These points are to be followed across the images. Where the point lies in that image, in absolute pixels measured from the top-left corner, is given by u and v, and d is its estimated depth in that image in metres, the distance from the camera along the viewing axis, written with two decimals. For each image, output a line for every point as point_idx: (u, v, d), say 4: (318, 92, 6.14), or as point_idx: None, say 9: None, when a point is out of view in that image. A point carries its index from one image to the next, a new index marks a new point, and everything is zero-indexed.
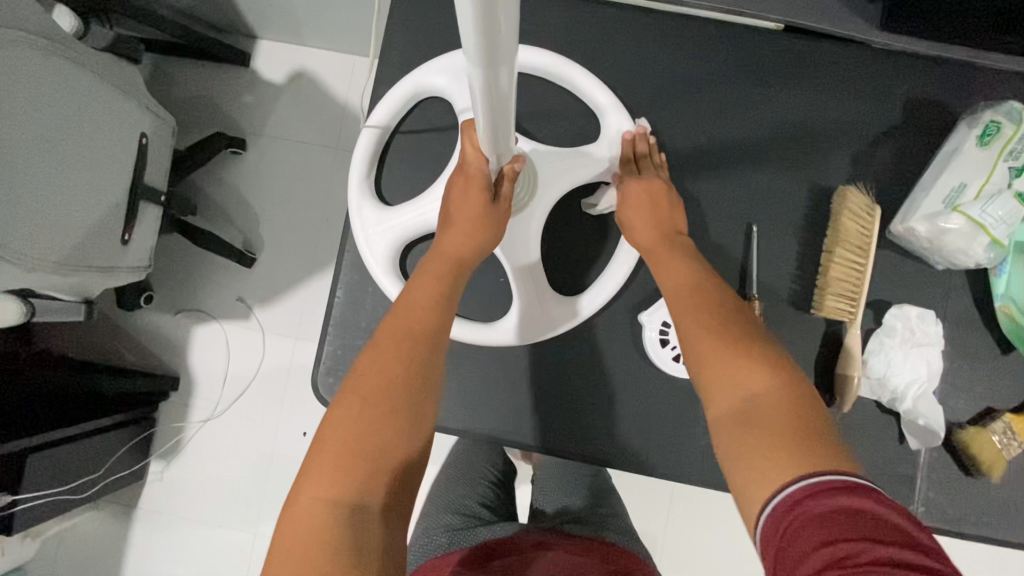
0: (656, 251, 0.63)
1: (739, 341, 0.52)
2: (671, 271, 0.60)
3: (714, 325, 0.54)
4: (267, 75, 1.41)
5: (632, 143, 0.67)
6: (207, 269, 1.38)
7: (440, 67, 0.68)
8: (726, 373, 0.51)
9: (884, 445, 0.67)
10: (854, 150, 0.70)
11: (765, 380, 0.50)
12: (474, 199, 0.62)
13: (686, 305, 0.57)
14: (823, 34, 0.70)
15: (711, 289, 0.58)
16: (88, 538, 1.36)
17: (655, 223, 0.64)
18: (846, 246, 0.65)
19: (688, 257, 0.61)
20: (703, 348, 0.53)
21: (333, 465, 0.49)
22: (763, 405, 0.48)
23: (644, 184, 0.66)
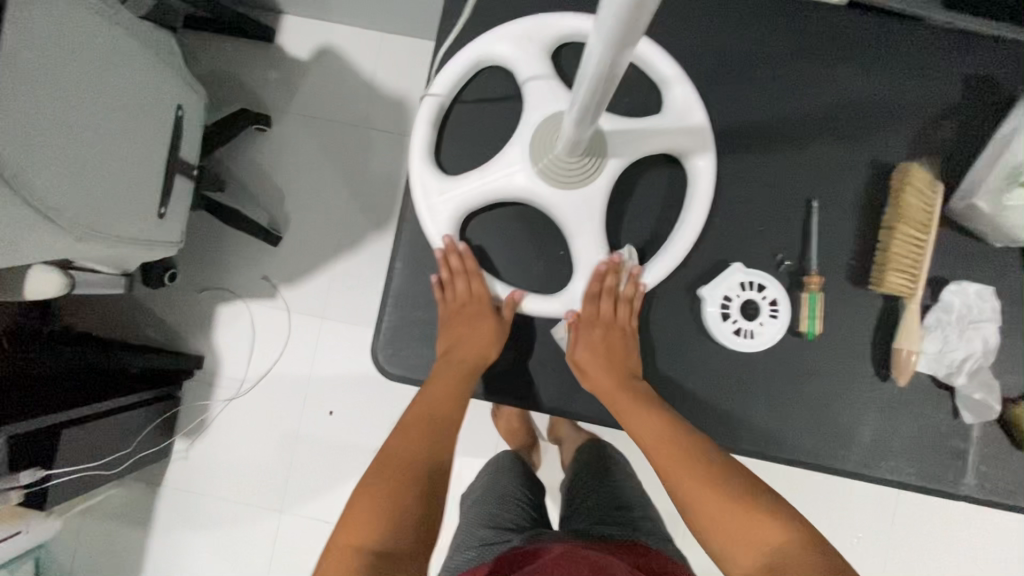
0: (615, 393, 0.66)
1: (742, 498, 0.59)
2: (645, 426, 0.64)
3: (700, 483, 0.61)
4: (292, 51, 1.39)
5: (605, 277, 0.67)
6: (232, 248, 1.37)
7: (503, 34, 0.67)
8: (730, 532, 0.59)
9: (938, 419, 0.69)
10: (915, 128, 0.70)
11: (779, 533, 0.57)
12: (482, 318, 0.67)
13: (672, 465, 0.62)
14: (884, 11, 0.70)
15: (685, 441, 0.63)
16: (112, 516, 1.36)
17: (611, 367, 0.67)
18: (907, 224, 0.66)
19: (650, 403, 0.65)
20: (705, 508, 0.60)
21: (358, 521, 0.55)
22: (779, 558, 0.56)
23: (602, 323, 0.68)
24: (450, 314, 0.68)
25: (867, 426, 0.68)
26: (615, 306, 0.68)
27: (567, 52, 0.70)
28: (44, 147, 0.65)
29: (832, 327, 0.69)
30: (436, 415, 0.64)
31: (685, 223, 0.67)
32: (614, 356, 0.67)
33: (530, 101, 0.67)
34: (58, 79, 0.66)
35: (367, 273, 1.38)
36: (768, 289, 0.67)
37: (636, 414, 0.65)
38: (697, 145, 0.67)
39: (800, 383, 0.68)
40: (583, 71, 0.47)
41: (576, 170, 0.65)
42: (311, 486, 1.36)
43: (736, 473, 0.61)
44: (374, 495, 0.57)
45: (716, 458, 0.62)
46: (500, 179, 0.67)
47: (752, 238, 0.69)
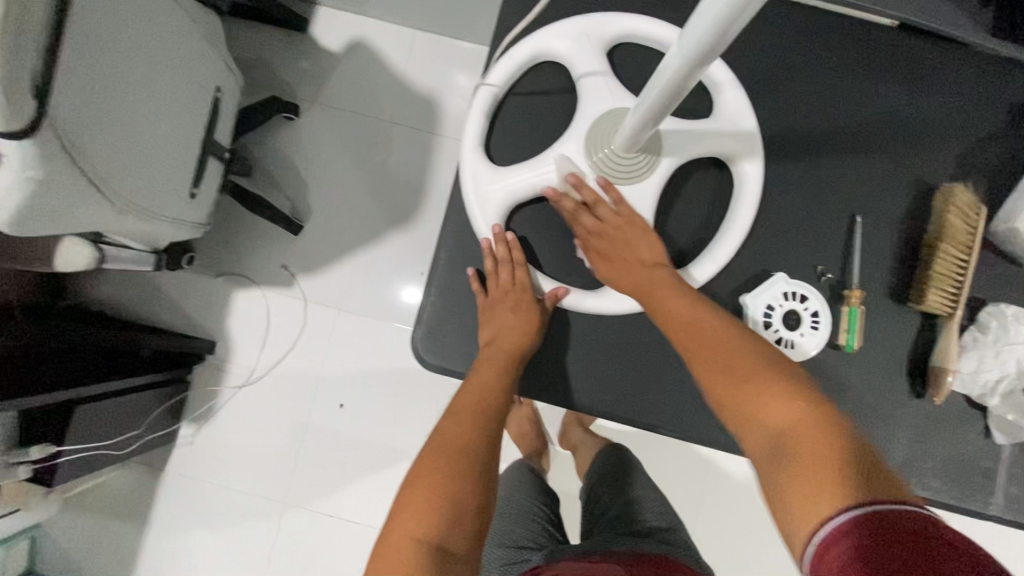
0: (634, 282, 0.64)
1: (753, 372, 0.55)
2: (663, 303, 0.61)
3: (718, 357, 0.57)
4: (324, 42, 1.39)
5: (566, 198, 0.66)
6: (252, 234, 1.37)
7: (562, 31, 0.68)
8: (744, 407, 0.54)
9: (970, 438, 0.69)
10: (958, 150, 0.71)
11: (793, 413, 0.51)
12: (524, 306, 0.67)
13: (682, 337, 0.59)
14: (934, 34, 0.72)
15: (700, 316, 0.59)
16: (112, 498, 1.34)
17: (622, 265, 0.65)
18: (951, 245, 0.66)
19: (674, 284, 0.62)
20: (715, 381, 0.57)
21: (416, 509, 0.54)
22: (790, 435, 0.50)
23: (597, 232, 0.66)
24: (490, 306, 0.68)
25: (901, 442, 0.69)
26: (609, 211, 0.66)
27: (621, 51, 0.71)
28: (101, 117, 0.64)
29: (869, 342, 0.69)
30: (486, 401, 0.63)
31: (731, 227, 0.68)
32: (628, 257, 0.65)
33: (586, 98, 0.67)
34: (120, 52, 0.66)
35: (386, 267, 1.38)
36: (810, 301, 0.68)
37: (648, 295, 0.63)
38: (747, 151, 0.67)
39: (836, 396, 0.69)
40: (654, 81, 0.48)
41: (629, 168, 0.65)
42: (316, 479, 1.34)
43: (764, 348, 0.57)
44: (431, 481, 0.56)
45: (729, 330, 0.58)
46: (552, 173, 0.67)
47: (795, 249, 0.70)
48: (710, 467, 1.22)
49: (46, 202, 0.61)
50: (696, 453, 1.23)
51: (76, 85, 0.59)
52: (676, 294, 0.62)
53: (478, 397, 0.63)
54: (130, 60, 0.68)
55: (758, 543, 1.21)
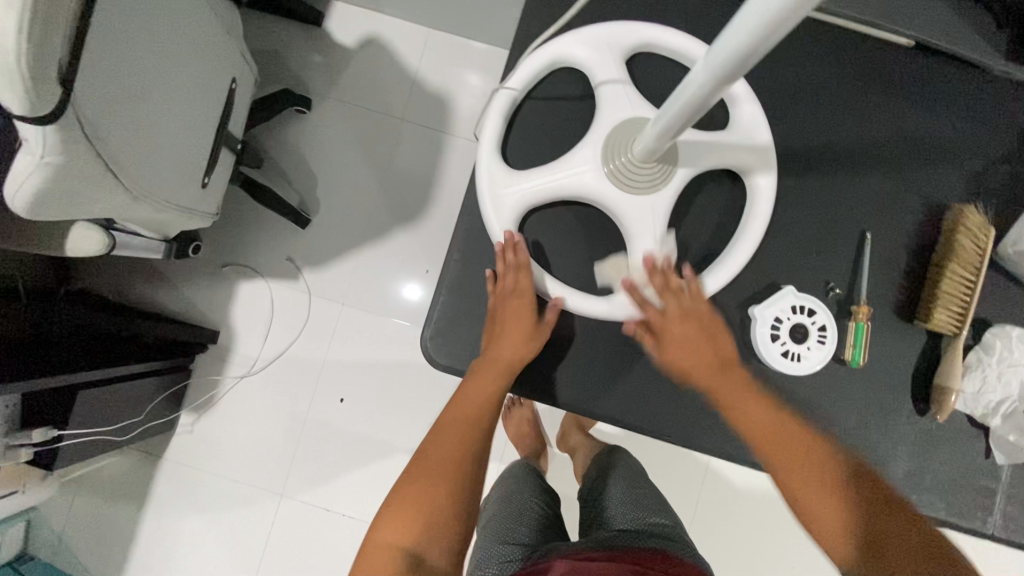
0: (713, 381, 0.64)
1: (835, 483, 0.59)
2: (747, 408, 0.62)
3: (798, 457, 0.60)
4: (338, 36, 1.40)
5: (654, 277, 0.67)
6: (259, 225, 1.37)
7: (583, 38, 0.68)
8: (827, 511, 0.58)
9: (969, 456, 0.70)
10: (969, 171, 0.72)
11: (887, 519, 0.56)
12: (525, 319, 0.66)
13: (764, 440, 0.61)
14: (949, 55, 0.72)
15: (781, 421, 0.62)
16: (109, 484, 1.34)
17: (700, 358, 0.65)
18: (959, 265, 0.66)
19: (750, 387, 0.63)
20: (796, 483, 0.59)
21: (397, 523, 0.59)
22: (880, 538, 0.55)
23: (680, 318, 0.65)
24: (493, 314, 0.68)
25: (901, 458, 0.69)
26: (684, 300, 0.66)
27: (641, 60, 0.71)
28: (120, 105, 0.64)
29: (874, 358, 0.70)
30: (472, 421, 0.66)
31: (742, 240, 0.68)
32: (707, 352, 0.65)
33: (604, 105, 0.67)
34: (142, 42, 0.66)
35: (392, 263, 1.38)
36: (817, 315, 0.68)
37: (730, 399, 0.63)
38: (762, 165, 0.68)
39: (839, 409, 0.70)
40: (678, 95, 0.48)
41: (644, 177, 0.65)
42: (314, 472, 1.35)
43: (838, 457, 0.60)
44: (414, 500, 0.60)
45: (803, 437, 0.61)
46: (568, 179, 0.67)
47: (804, 263, 0.71)
48: (706, 473, 1.23)
49: (64, 188, 0.61)
50: (694, 460, 1.23)
51: (99, 73, 0.59)
52: (759, 402, 0.63)
53: (464, 411, 0.66)
54: (151, 49, 0.68)
55: (750, 551, 1.22)
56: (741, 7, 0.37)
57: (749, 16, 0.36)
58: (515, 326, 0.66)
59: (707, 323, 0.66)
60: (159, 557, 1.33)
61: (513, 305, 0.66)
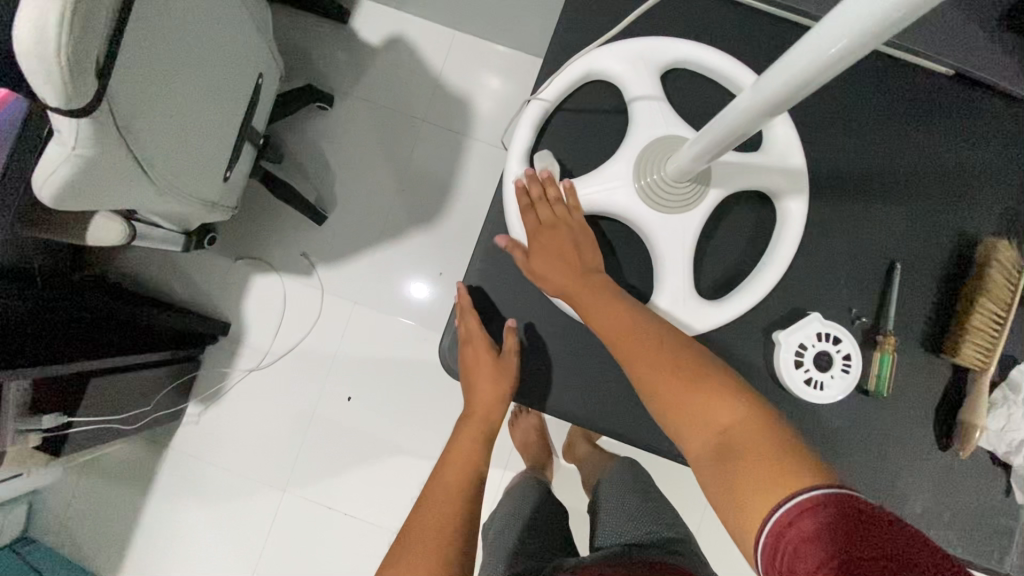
0: (572, 286, 0.63)
1: (691, 373, 0.55)
2: (599, 309, 0.60)
3: (651, 354, 0.57)
4: (364, 35, 1.39)
5: (530, 187, 0.66)
6: (275, 220, 1.37)
7: (619, 52, 0.68)
8: (686, 413, 0.54)
9: (989, 495, 0.69)
10: (1002, 204, 0.71)
11: (733, 412, 0.52)
12: (486, 363, 0.69)
13: (620, 336, 0.59)
14: (987, 87, 0.71)
15: (640, 322, 0.58)
16: (113, 471, 1.34)
17: (564, 265, 0.64)
18: (990, 299, 0.66)
19: (607, 289, 0.62)
20: (659, 391, 0.55)
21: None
22: (732, 433, 0.51)
23: (547, 229, 0.65)
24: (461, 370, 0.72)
25: (921, 493, 0.68)
26: (558, 210, 0.66)
27: (675, 77, 0.71)
28: (152, 99, 0.64)
29: (897, 389, 0.69)
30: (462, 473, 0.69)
31: (770, 264, 0.67)
32: (570, 261, 0.64)
33: (637, 121, 0.67)
34: (177, 37, 0.66)
35: (405, 263, 1.37)
36: (842, 343, 0.67)
37: (583, 295, 0.62)
38: (793, 189, 0.67)
39: (860, 440, 0.68)
40: (718, 122, 0.48)
41: (675, 196, 0.65)
42: (318, 470, 1.34)
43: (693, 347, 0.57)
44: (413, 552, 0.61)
45: (662, 332, 0.58)
46: (597, 194, 0.67)
47: (831, 290, 0.70)
48: None
49: (92, 179, 0.61)
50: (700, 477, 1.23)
51: (134, 66, 0.59)
52: (616, 300, 0.61)
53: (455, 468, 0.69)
54: (185, 42, 0.68)
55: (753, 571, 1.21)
56: (800, 38, 0.37)
57: (804, 48, 0.36)
58: (479, 372, 0.70)
59: (576, 232, 0.65)
60: (159, 547, 1.33)
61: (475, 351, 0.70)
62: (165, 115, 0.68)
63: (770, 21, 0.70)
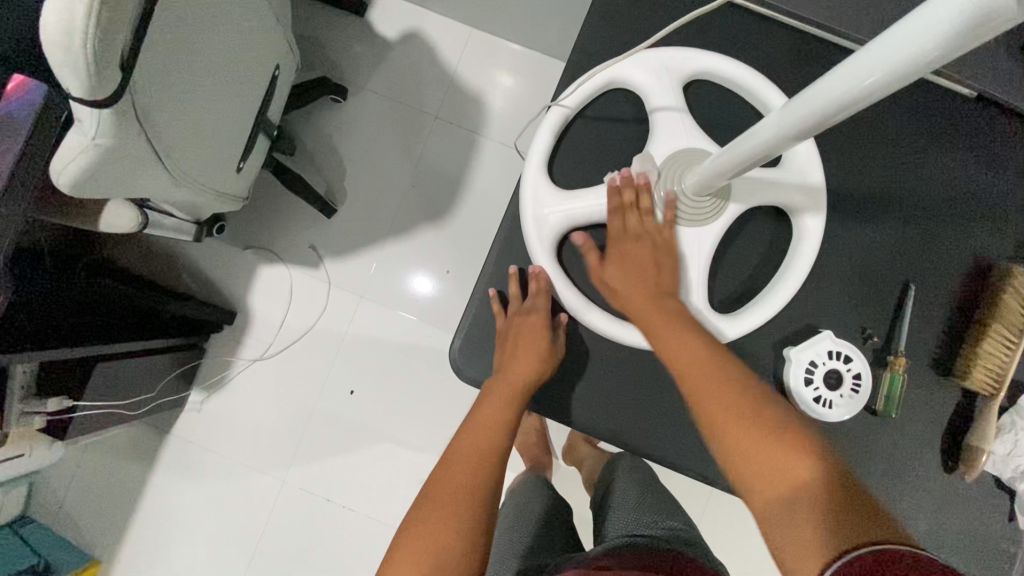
0: (645, 307, 0.62)
1: (762, 418, 0.53)
2: (670, 340, 0.59)
3: (724, 396, 0.55)
4: (381, 28, 1.39)
5: (622, 189, 0.66)
6: (285, 211, 1.37)
7: (642, 62, 0.67)
8: (752, 461, 0.52)
9: (993, 518, 0.69)
10: (1020, 229, 0.71)
11: (806, 468, 0.49)
12: (540, 337, 0.67)
13: (693, 376, 0.57)
14: (1011, 111, 0.71)
15: (720, 363, 0.57)
16: (115, 454, 1.34)
17: (637, 282, 0.64)
18: (1002, 325, 0.65)
19: (684, 323, 0.60)
20: (730, 434, 0.53)
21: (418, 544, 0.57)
22: (796, 489, 0.49)
23: (630, 237, 0.65)
24: (506, 331, 0.69)
25: (924, 513, 0.68)
26: (648, 225, 0.65)
27: (697, 88, 0.70)
28: (171, 92, 0.64)
29: (905, 410, 0.69)
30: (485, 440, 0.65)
31: (785, 280, 0.67)
32: (646, 278, 0.64)
33: (658, 132, 0.67)
34: (199, 30, 0.65)
35: (413, 259, 1.37)
36: (853, 362, 0.66)
37: (660, 325, 0.60)
38: (811, 207, 0.67)
39: (866, 459, 0.69)
40: (744, 141, 0.48)
41: (693, 209, 0.65)
42: (319, 461, 1.35)
43: (767, 398, 0.55)
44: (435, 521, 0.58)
45: (739, 381, 0.56)
46: (614, 204, 0.67)
47: (843, 308, 0.70)
48: (712, 497, 1.22)
49: (109, 171, 0.61)
50: (699, 485, 1.23)
51: (155, 58, 0.59)
52: (694, 330, 0.60)
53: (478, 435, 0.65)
54: (206, 35, 0.67)
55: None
56: (834, 66, 0.37)
57: (838, 77, 0.36)
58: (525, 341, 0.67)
59: (662, 252, 0.65)
60: (158, 532, 1.33)
61: (524, 322, 0.68)
62: (183, 108, 0.68)
63: (795, 36, 0.70)
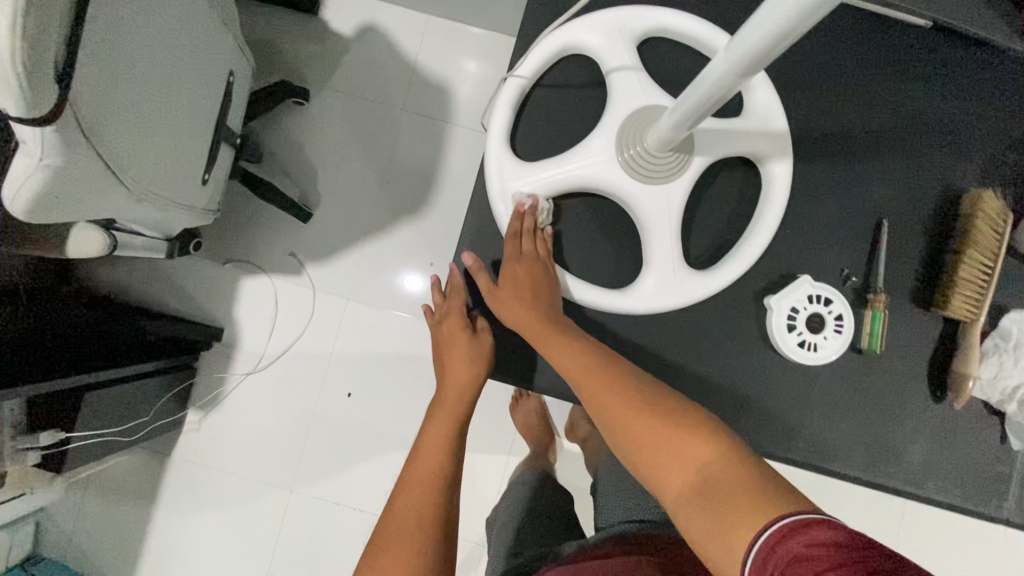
0: (534, 325, 0.62)
1: (662, 412, 0.53)
2: (557, 346, 0.60)
3: (622, 400, 0.55)
4: (336, 26, 1.37)
5: (523, 217, 0.66)
6: (261, 220, 1.35)
7: (593, 24, 0.66)
8: (653, 452, 0.52)
9: (987, 443, 0.70)
10: (986, 155, 0.71)
11: (706, 448, 0.50)
12: (460, 340, 0.68)
13: (589, 384, 0.57)
14: (967, 36, 0.71)
15: (612, 367, 0.58)
16: (120, 484, 1.33)
17: (523, 300, 0.63)
18: (978, 251, 0.66)
19: (570, 335, 0.61)
20: (626, 433, 0.54)
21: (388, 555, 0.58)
22: (708, 477, 0.49)
23: (518, 261, 0.65)
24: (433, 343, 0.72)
25: (919, 447, 0.69)
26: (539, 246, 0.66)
27: (651, 47, 0.70)
28: (118, 100, 0.63)
29: (891, 347, 0.69)
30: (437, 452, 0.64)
31: (759, 229, 0.67)
32: (528, 299, 0.63)
33: (616, 92, 0.66)
34: (140, 42, 0.64)
35: (394, 255, 1.36)
36: (834, 304, 0.67)
37: (545, 340, 0.61)
38: (777, 153, 0.66)
39: (855, 399, 0.69)
40: (693, 88, 0.48)
41: (658, 168, 0.64)
42: (323, 468, 1.34)
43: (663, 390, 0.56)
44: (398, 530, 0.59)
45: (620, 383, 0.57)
46: (578, 170, 0.66)
47: (819, 252, 0.70)
48: None
49: (63, 190, 0.59)
50: None
51: (95, 71, 0.57)
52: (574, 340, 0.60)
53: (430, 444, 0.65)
54: (147, 42, 0.66)
55: None
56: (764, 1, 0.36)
57: (770, 12, 0.36)
58: (452, 349, 0.69)
59: (544, 274, 0.65)
60: (171, 557, 1.33)
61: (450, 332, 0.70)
62: (132, 121, 0.67)
63: None
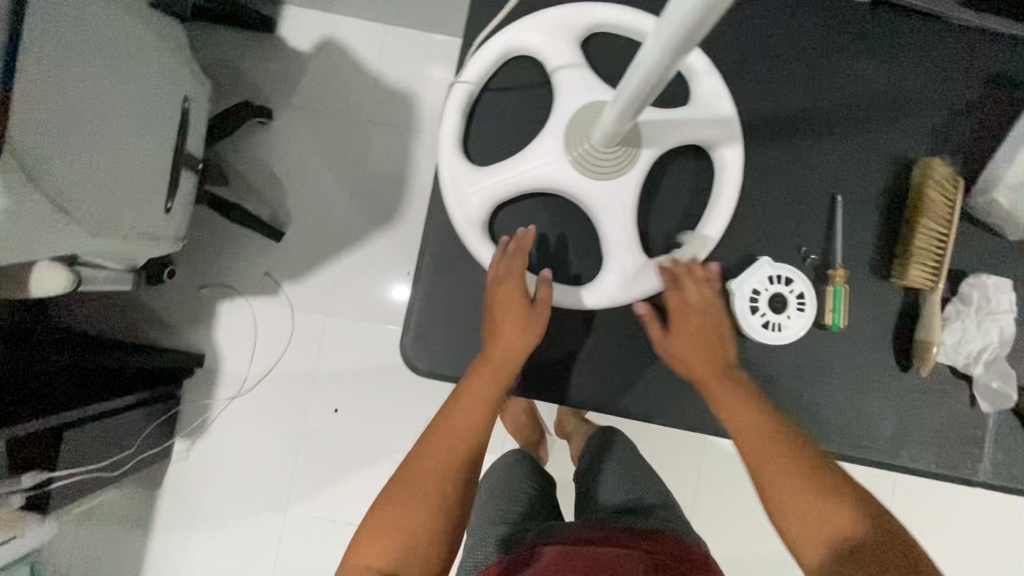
0: (714, 379, 0.62)
1: (824, 485, 0.55)
2: (733, 404, 0.61)
3: (784, 466, 0.56)
4: (294, 43, 1.36)
5: (673, 270, 0.66)
6: (235, 243, 1.35)
7: (535, 24, 0.67)
8: (800, 516, 0.54)
9: (956, 408, 0.70)
10: (935, 123, 0.71)
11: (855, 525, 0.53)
12: (517, 308, 0.64)
13: (754, 445, 0.58)
14: (906, 8, 0.72)
15: (771, 431, 0.59)
16: (113, 519, 1.32)
17: (704, 353, 0.64)
18: (931, 219, 0.67)
19: (749, 393, 0.61)
20: (778, 494, 0.55)
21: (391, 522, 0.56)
22: (856, 552, 0.52)
23: (697, 313, 0.65)
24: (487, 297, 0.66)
25: (890, 417, 0.70)
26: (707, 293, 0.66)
27: (595, 42, 0.70)
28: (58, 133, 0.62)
29: (854, 321, 0.70)
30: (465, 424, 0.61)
31: (715, 214, 0.67)
32: (714, 352, 0.64)
33: (562, 91, 0.66)
34: (80, 76, 0.64)
35: (370, 268, 1.36)
36: (795, 283, 0.67)
37: (723, 394, 0.61)
38: (727, 138, 0.67)
39: (823, 374, 0.70)
40: (631, 75, 0.47)
41: (607, 163, 0.64)
42: (315, 486, 1.34)
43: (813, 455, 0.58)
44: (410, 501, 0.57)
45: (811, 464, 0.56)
46: (531, 171, 0.66)
47: (777, 232, 0.70)
48: (705, 445, 1.24)
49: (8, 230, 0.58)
50: (691, 438, 1.24)
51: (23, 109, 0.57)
52: (751, 401, 0.61)
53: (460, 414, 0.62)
54: (87, 75, 0.65)
55: (755, 518, 1.23)
56: None
57: None
58: (506, 314, 0.64)
59: (721, 329, 0.65)
60: None
61: (511, 293, 0.64)
62: (76, 155, 0.66)
63: None
